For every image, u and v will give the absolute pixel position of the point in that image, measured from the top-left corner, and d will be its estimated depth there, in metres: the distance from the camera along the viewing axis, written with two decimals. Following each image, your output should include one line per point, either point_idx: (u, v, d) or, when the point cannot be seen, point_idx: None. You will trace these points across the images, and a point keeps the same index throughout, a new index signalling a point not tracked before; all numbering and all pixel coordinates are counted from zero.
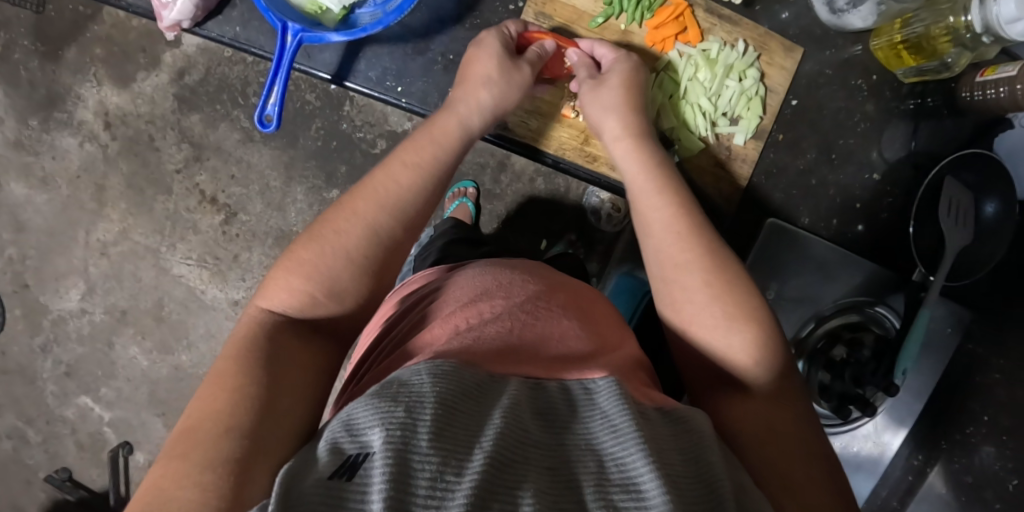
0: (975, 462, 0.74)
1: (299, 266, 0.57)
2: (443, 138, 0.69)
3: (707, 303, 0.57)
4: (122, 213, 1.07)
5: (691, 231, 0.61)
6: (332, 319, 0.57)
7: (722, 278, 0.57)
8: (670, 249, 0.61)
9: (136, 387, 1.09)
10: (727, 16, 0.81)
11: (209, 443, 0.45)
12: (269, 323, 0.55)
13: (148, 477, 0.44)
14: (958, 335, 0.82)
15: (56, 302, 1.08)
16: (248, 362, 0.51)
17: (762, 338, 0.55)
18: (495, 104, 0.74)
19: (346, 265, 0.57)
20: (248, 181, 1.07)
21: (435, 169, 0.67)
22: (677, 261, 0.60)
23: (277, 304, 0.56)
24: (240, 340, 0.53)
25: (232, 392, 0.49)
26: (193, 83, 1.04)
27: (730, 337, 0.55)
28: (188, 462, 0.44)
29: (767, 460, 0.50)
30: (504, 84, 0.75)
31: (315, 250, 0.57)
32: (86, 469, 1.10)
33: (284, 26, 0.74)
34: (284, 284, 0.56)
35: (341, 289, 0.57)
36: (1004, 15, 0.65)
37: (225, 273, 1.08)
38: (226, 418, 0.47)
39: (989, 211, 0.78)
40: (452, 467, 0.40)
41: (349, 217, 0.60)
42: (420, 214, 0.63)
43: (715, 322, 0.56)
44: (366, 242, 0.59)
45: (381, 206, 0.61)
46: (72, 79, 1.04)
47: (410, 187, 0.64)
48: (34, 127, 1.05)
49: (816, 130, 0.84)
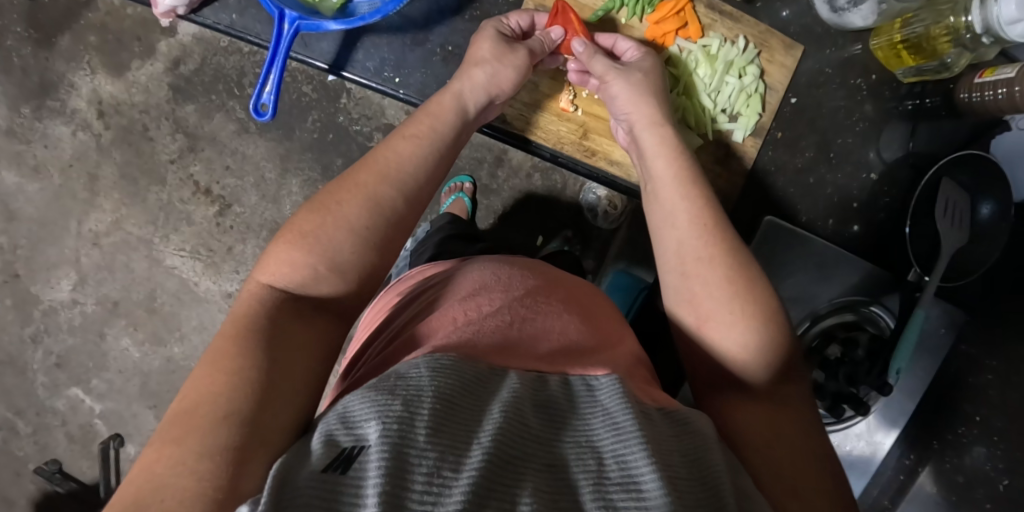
0: (966, 462, 0.75)
1: (302, 238, 0.57)
2: (442, 117, 0.70)
3: (727, 300, 0.56)
4: (115, 203, 1.06)
5: (713, 224, 0.61)
6: (334, 298, 0.57)
7: (743, 275, 0.57)
8: (692, 242, 0.60)
9: (127, 379, 1.08)
10: (729, 12, 0.81)
11: (206, 429, 0.45)
12: (269, 297, 0.55)
13: (143, 458, 0.44)
14: (952, 336, 0.83)
15: (48, 293, 1.07)
16: (249, 343, 0.50)
17: (770, 336, 0.55)
18: (489, 85, 0.74)
19: (348, 236, 0.57)
20: (243, 173, 1.06)
21: (435, 142, 0.68)
22: (701, 254, 0.59)
23: (280, 278, 0.56)
24: (242, 317, 0.53)
25: (231, 375, 0.48)
26: (188, 73, 1.04)
27: (739, 332, 0.55)
28: (185, 448, 0.44)
29: (766, 458, 0.51)
30: (498, 66, 0.75)
31: (317, 221, 0.57)
32: (76, 461, 1.09)
33: (281, 13, 0.73)
34: (285, 257, 0.56)
35: (344, 263, 0.57)
36: (1004, 16, 0.66)
37: (219, 265, 1.07)
38: (223, 403, 0.47)
39: (984, 212, 0.78)
40: (449, 463, 0.40)
41: (351, 188, 0.60)
42: (421, 184, 0.64)
43: (732, 315, 0.56)
44: (369, 211, 0.59)
45: (384, 177, 0.62)
46: (66, 67, 1.03)
47: (410, 157, 0.65)
48: (27, 115, 1.04)
49: (816, 128, 0.84)
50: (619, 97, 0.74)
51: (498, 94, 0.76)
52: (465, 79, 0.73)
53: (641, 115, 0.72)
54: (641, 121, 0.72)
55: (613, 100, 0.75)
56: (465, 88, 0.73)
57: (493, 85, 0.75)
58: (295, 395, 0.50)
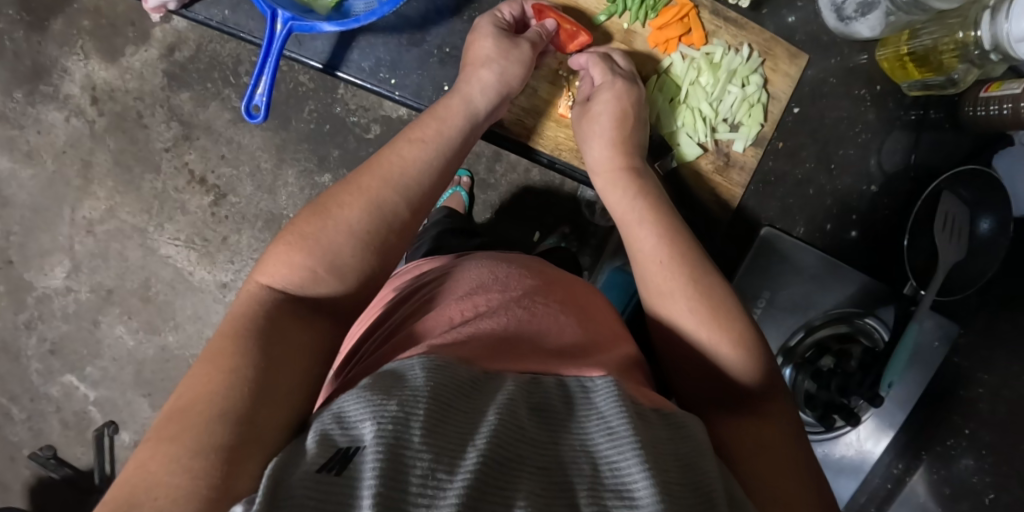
0: (953, 472, 0.76)
1: (302, 240, 0.57)
2: (450, 122, 0.71)
3: (694, 328, 0.58)
4: (109, 190, 1.05)
5: (672, 258, 0.62)
6: (333, 299, 0.57)
7: (711, 301, 0.59)
8: (654, 277, 0.62)
9: (121, 366, 1.08)
10: (733, 18, 0.80)
11: (200, 427, 0.45)
12: (268, 297, 0.55)
13: (137, 455, 0.44)
14: (945, 349, 0.82)
15: (41, 280, 1.07)
16: (247, 342, 0.51)
17: (748, 359, 0.56)
18: (497, 83, 0.74)
19: (348, 238, 0.58)
20: (238, 162, 1.05)
21: (441, 148, 0.68)
22: (662, 289, 0.61)
23: (278, 279, 0.56)
24: (239, 315, 0.53)
25: (227, 373, 0.48)
26: (183, 60, 1.02)
27: (715, 359, 0.57)
28: (179, 446, 0.44)
29: (759, 470, 0.51)
30: (507, 64, 0.74)
31: (317, 225, 0.58)
32: (71, 447, 1.09)
33: (274, 13, 0.72)
34: (285, 259, 0.56)
35: (343, 265, 0.57)
36: (1013, 32, 0.64)
37: (214, 255, 1.06)
38: (221, 401, 0.47)
39: (983, 227, 0.78)
40: (444, 464, 0.39)
41: (353, 192, 0.61)
42: (425, 190, 0.64)
43: (700, 345, 0.58)
44: (371, 216, 0.60)
45: (387, 182, 0.62)
46: (59, 51, 1.01)
47: (415, 162, 0.65)
48: (19, 100, 1.03)
49: (817, 139, 0.82)
50: (603, 118, 0.74)
51: (507, 92, 0.75)
52: (475, 81, 0.74)
53: (601, 165, 0.74)
54: (603, 169, 0.74)
55: (582, 144, 0.77)
56: (472, 90, 0.73)
57: (504, 83, 0.75)
58: (289, 396, 0.50)
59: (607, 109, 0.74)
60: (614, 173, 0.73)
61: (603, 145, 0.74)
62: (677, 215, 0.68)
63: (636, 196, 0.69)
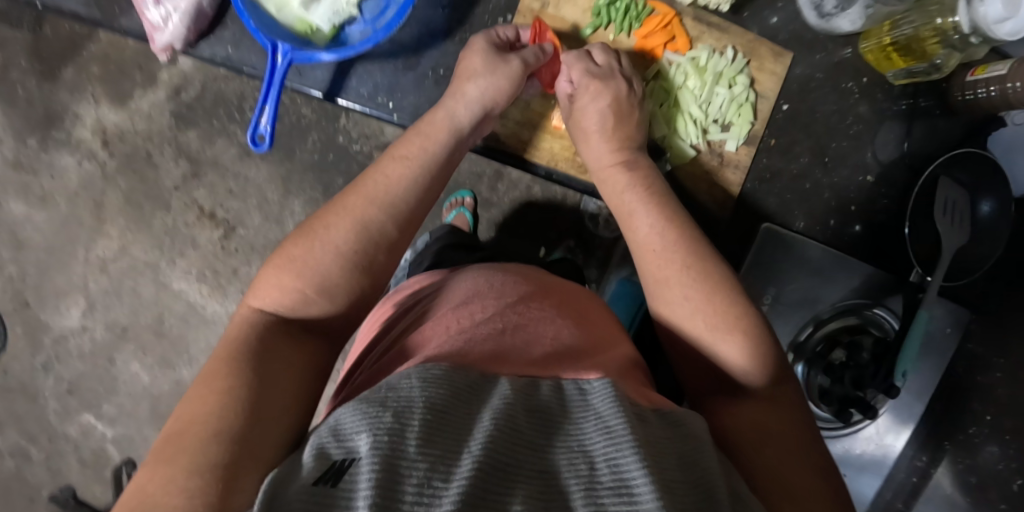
0: (979, 461, 0.75)
1: (289, 262, 0.58)
2: (435, 138, 0.72)
3: (690, 315, 0.59)
4: (121, 229, 1.08)
5: (665, 246, 0.63)
6: (322, 319, 0.58)
7: (705, 288, 0.59)
8: (649, 266, 0.63)
9: (137, 402, 1.09)
10: (716, 23, 0.82)
11: (196, 448, 0.45)
12: (259, 320, 0.56)
13: (137, 478, 0.45)
14: (958, 335, 0.82)
15: (57, 320, 1.09)
16: (241, 363, 0.51)
17: (750, 342, 0.56)
18: (484, 97, 0.76)
19: (335, 259, 0.59)
20: (246, 195, 1.07)
21: (426, 164, 0.69)
22: (658, 277, 0.62)
23: (268, 303, 0.57)
24: (232, 339, 0.54)
25: (220, 395, 0.49)
26: (189, 99, 1.05)
27: (713, 351, 0.57)
28: (176, 467, 0.44)
29: (762, 460, 0.51)
30: (490, 78, 0.76)
31: (305, 247, 0.59)
32: (90, 486, 1.10)
33: (274, 46, 0.75)
34: (275, 282, 0.57)
35: (332, 285, 0.58)
36: (991, 15, 0.65)
37: (225, 287, 1.08)
38: (215, 422, 0.47)
39: (985, 209, 0.78)
40: (439, 473, 0.40)
41: (340, 213, 0.62)
42: (411, 207, 0.66)
43: (698, 335, 0.58)
44: (357, 236, 0.61)
45: (373, 201, 0.64)
46: (70, 97, 1.05)
47: (400, 180, 0.67)
48: (32, 146, 1.07)
49: (810, 134, 0.84)
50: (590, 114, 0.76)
51: (495, 105, 0.77)
52: (458, 99, 0.75)
53: (599, 162, 0.75)
54: (601, 166, 0.74)
55: (579, 145, 0.78)
56: (456, 107, 0.75)
57: (489, 97, 0.76)
58: (283, 416, 0.50)
59: (590, 110, 0.75)
60: (607, 168, 0.74)
61: (599, 144, 0.75)
62: (676, 202, 0.68)
63: (630, 188, 0.70)
